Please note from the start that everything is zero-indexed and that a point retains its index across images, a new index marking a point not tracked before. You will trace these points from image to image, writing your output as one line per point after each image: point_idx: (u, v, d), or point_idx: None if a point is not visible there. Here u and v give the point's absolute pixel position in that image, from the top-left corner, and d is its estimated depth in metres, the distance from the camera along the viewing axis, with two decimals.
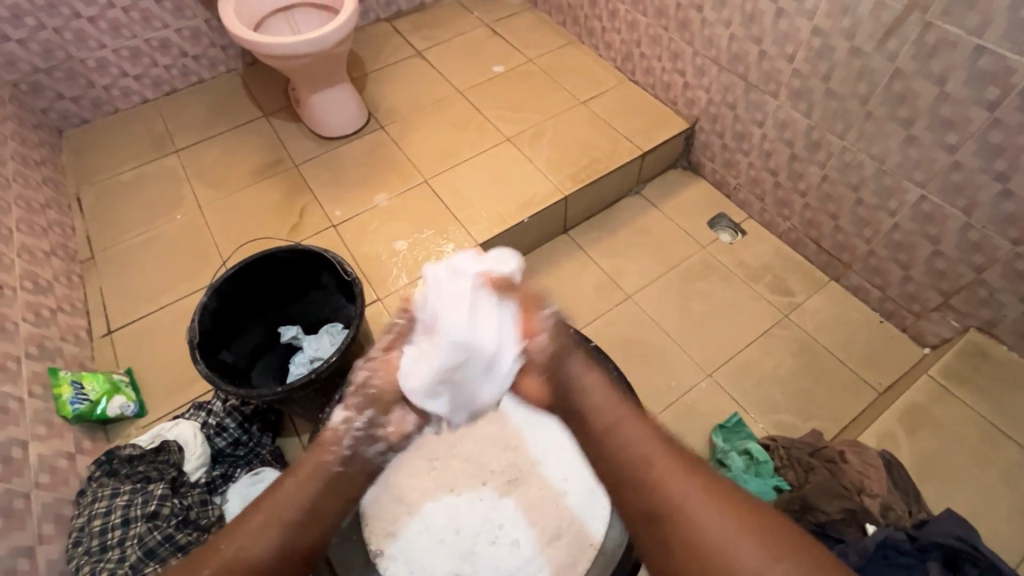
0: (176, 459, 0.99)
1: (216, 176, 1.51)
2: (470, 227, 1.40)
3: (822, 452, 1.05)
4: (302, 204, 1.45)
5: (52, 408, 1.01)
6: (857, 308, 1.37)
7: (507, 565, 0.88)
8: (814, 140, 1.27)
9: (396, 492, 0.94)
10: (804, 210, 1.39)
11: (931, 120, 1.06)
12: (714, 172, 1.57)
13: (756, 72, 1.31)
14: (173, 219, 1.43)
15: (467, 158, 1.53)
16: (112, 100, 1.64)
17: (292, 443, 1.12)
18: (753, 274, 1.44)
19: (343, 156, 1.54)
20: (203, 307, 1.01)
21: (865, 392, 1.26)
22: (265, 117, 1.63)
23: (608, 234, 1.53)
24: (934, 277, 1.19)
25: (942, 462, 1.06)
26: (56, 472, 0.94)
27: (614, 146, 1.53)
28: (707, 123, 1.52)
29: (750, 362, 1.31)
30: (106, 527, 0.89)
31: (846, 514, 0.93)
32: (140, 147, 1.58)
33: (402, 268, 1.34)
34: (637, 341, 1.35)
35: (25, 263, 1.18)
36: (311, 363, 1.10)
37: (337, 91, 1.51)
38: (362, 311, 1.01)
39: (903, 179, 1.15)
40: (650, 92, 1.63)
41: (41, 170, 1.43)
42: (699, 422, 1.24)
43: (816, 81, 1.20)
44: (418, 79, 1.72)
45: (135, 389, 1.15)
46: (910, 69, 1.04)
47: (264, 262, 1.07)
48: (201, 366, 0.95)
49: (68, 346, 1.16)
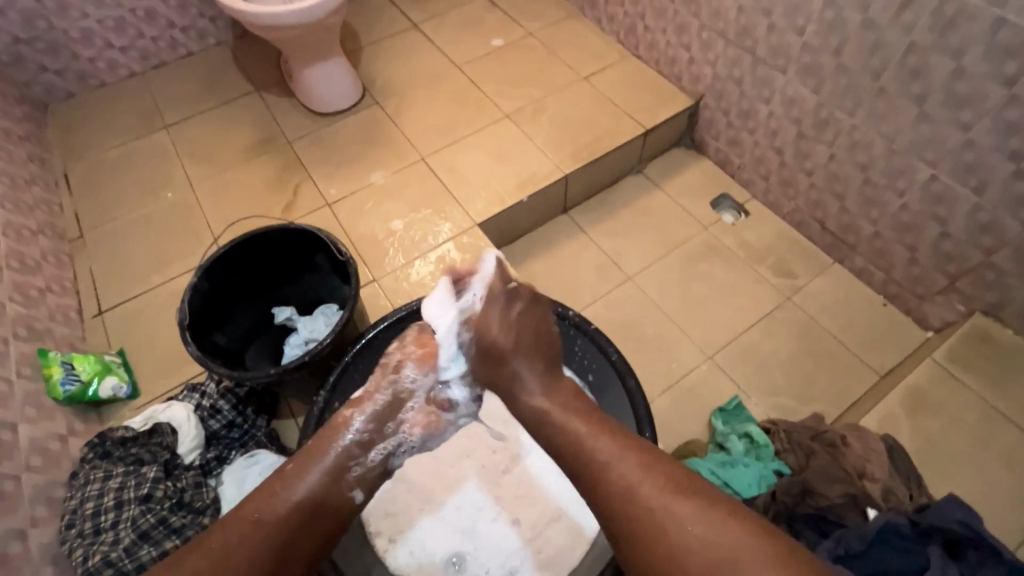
0: (168, 441, 0.98)
1: (207, 152, 1.47)
2: (468, 206, 1.37)
3: (824, 436, 1.04)
4: (295, 182, 1.41)
5: (42, 389, 0.99)
6: (860, 291, 1.35)
7: (510, 544, 0.88)
8: (822, 118, 1.23)
9: (399, 474, 0.94)
10: (809, 190, 1.35)
11: (945, 97, 1.02)
12: (718, 152, 1.54)
13: (764, 46, 1.27)
14: (163, 197, 1.40)
15: (466, 135, 1.48)
16: (98, 73, 1.58)
17: (288, 425, 1.10)
18: (755, 255, 1.42)
19: (336, 134, 1.49)
20: (193, 287, 0.98)
21: (866, 375, 1.25)
22: (257, 92, 1.58)
23: (609, 215, 1.49)
24: (941, 259, 1.17)
25: (942, 446, 1.05)
26: (48, 454, 0.93)
27: (616, 124, 1.49)
28: (711, 100, 1.47)
29: (753, 345, 1.30)
30: (98, 509, 0.87)
31: (847, 498, 0.92)
32: (128, 122, 1.53)
33: (398, 248, 1.31)
34: (639, 324, 1.33)
35: (12, 241, 1.15)
36: (306, 344, 1.07)
37: (330, 64, 1.46)
38: (357, 291, 0.98)
39: (913, 158, 1.11)
40: (653, 67, 1.58)
41: (25, 146, 1.39)
42: (699, 406, 1.22)
43: (826, 55, 1.16)
44: (415, 53, 1.66)
45: (128, 370, 1.13)
46: (925, 42, 1.00)
47: (256, 240, 1.04)
48: (191, 347, 0.93)
49: (58, 327, 1.13)
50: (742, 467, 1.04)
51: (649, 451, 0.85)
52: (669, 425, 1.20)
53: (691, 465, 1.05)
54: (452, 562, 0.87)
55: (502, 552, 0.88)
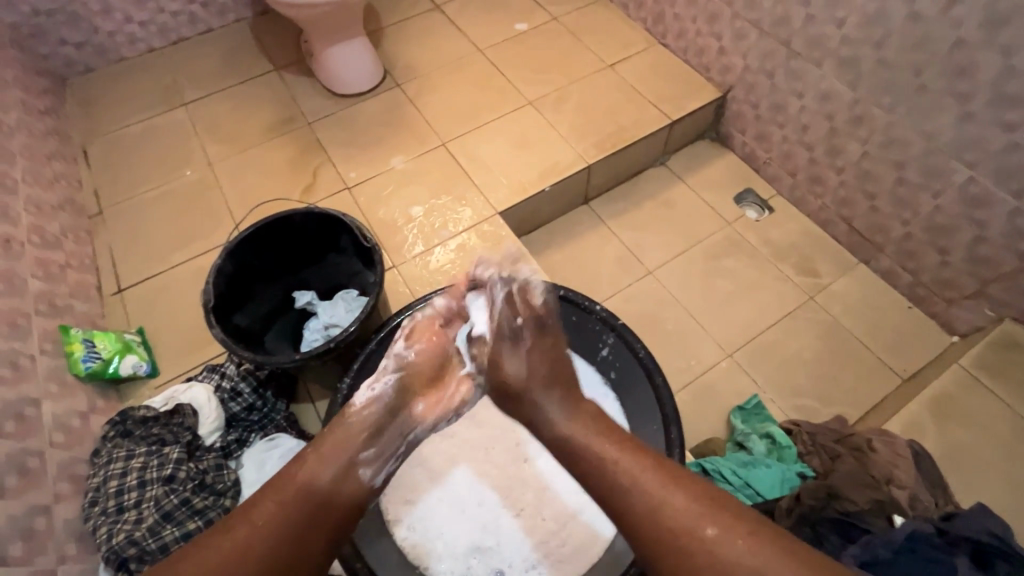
0: (190, 422, 0.98)
1: (226, 131, 1.45)
2: (489, 193, 1.35)
3: (850, 440, 1.03)
4: (315, 164, 1.39)
5: (64, 366, 0.99)
6: (884, 292, 1.33)
7: (532, 537, 0.89)
8: (857, 115, 1.20)
9: (422, 462, 0.95)
10: (839, 188, 1.33)
11: (991, 97, 0.98)
12: (744, 145, 1.51)
13: (800, 38, 1.23)
14: (183, 175, 1.39)
15: (489, 121, 1.46)
16: (117, 48, 1.56)
17: (305, 409, 1.09)
18: (779, 253, 1.39)
19: (357, 116, 1.47)
20: (217, 269, 0.97)
21: (889, 378, 1.23)
22: (276, 71, 1.56)
23: (630, 208, 1.47)
24: (974, 264, 1.14)
25: (967, 454, 1.03)
26: (70, 430, 0.93)
27: (641, 113, 1.46)
28: (741, 93, 1.44)
29: (773, 344, 1.28)
30: (122, 488, 0.88)
31: (873, 504, 0.91)
32: (147, 99, 1.52)
33: (418, 234, 1.29)
34: (659, 319, 1.31)
35: (32, 216, 1.14)
36: (327, 329, 1.07)
37: (353, 44, 1.43)
38: (382, 278, 0.97)
39: (952, 158, 1.08)
40: (681, 56, 1.54)
41: (45, 119, 1.38)
42: (717, 404, 1.21)
43: (866, 49, 1.12)
44: (437, 35, 1.63)
45: (147, 349, 1.13)
46: (974, 39, 0.96)
47: (281, 223, 1.03)
48: (216, 330, 0.92)
49: (78, 304, 1.13)
50: (765, 468, 1.03)
51: (676, 452, 0.84)
52: (687, 421, 1.19)
53: (712, 463, 1.05)
54: (473, 552, 0.88)
55: (526, 544, 0.88)
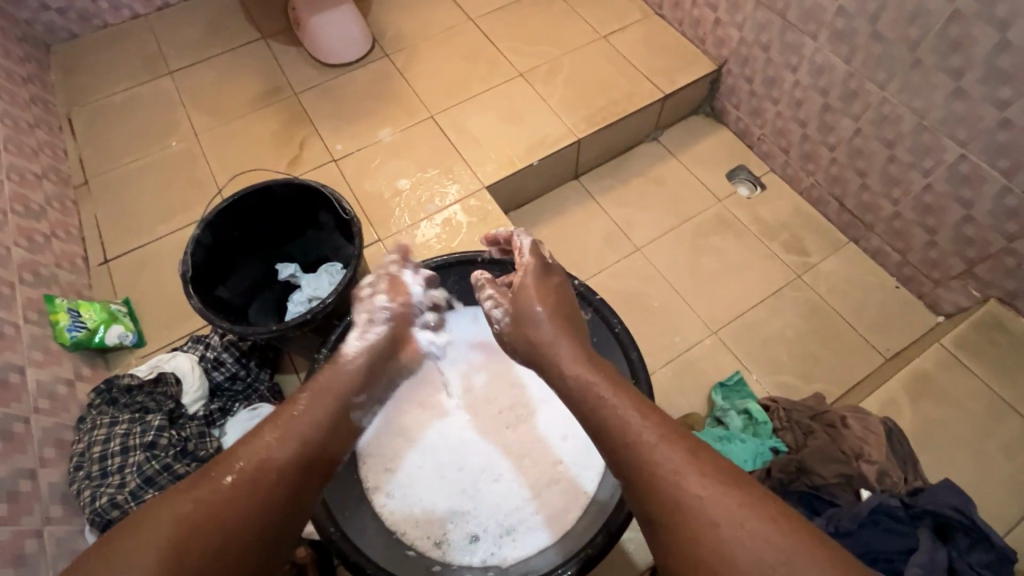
0: (173, 391, 0.99)
1: (212, 101, 1.43)
2: (477, 167, 1.33)
3: (824, 416, 1.04)
4: (301, 135, 1.38)
5: (49, 334, 1.00)
6: (872, 272, 1.32)
7: (508, 504, 0.91)
8: (851, 90, 1.18)
9: (402, 432, 0.96)
10: (831, 166, 1.31)
11: (985, 73, 0.96)
12: (738, 121, 1.48)
13: (795, 9, 1.20)
14: (168, 146, 1.37)
15: (478, 94, 1.43)
16: (101, 13, 1.53)
17: (289, 379, 1.13)
18: (769, 231, 1.38)
19: (344, 87, 1.45)
20: (196, 240, 0.97)
21: (871, 357, 1.24)
22: (263, 39, 1.53)
23: (621, 184, 1.46)
24: (961, 243, 1.13)
25: (942, 432, 1.05)
26: (56, 398, 0.95)
27: (633, 87, 1.43)
28: (736, 66, 1.41)
29: (758, 322, 1.28)
30: (105, 454, 0.90)
31: (842, 479, 0.93)
32: (132, 67, 1.49)
33: (404, 208, 1.29)
34: (645, 296, 1.31)
35: (16, 185, 1.14)
36: (308, 302, 1.08)
37: (339, 12, 1.40)
38: (360, 251, 0.97)
39: (944, 136, 1.06)
40: (677, 28, 1.50)
41: (28, 87, 1.36)
42: (700, 380, 1.22)
43: (862, 22, 1.09)
44: (427, 4, 1.59)
45: (133, 319, 1.14)
46: (970, 11, 0.93)
47: (261, 195, 1.03)
48: (195, 300, 0.93)
49: (64, 274, 1.13)
50: (739, 443, 1.05)
51: None
52: (669, 397, 1.21)
53: None
54: (449, 518, 0.90)
55: (502, 510, 0.90)
